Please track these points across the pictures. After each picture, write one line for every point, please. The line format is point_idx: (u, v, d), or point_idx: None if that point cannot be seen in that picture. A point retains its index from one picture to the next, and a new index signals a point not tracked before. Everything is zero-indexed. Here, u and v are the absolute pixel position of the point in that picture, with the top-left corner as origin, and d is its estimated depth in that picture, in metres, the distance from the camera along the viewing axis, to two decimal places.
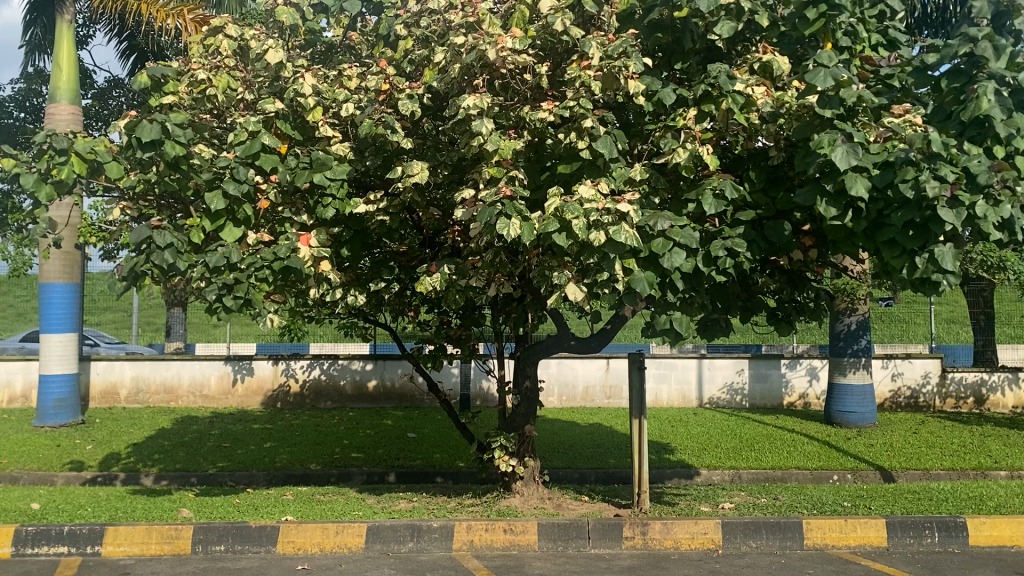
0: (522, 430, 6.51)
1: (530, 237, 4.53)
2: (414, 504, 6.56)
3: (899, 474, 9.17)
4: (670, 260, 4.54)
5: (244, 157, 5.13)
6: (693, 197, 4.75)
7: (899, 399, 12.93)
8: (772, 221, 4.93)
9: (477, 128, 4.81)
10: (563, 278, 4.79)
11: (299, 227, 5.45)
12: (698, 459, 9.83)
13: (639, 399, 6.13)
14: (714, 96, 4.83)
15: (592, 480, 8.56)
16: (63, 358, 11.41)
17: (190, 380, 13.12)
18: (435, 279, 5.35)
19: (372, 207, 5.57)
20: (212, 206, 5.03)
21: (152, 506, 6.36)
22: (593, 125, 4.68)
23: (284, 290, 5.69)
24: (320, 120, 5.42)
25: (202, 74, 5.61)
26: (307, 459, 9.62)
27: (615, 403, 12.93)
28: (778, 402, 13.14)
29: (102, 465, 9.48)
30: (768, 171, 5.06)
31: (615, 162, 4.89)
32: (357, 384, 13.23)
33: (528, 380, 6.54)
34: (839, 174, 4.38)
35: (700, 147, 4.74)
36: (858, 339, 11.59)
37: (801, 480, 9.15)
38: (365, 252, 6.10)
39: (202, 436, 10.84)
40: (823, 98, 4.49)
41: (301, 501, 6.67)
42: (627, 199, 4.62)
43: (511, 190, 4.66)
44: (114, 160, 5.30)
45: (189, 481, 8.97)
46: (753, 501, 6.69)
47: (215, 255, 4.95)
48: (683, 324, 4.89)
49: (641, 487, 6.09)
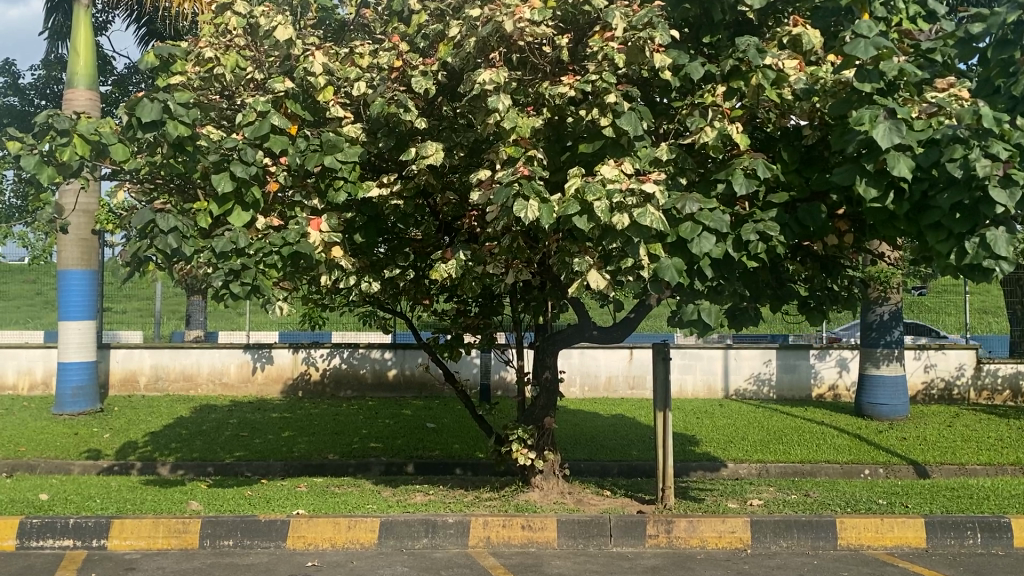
0: (542, 422, 6.27)
1: (549, 220, 4.30)
2: (430, 497, 6.36)
3: (932, 470, 8.85)
4: (698, 246, 4.30)
5: (253, 138, 4.93)
6: (722, 177, 4.48)
7: (931, 392, 12.56)
8: (807, 204, 4.64)
9: (493, 105, 4.57)
10: (584, 265, 4.60)
11: (310, 213, 5.24)
12: (724, 451, 9.57)
13: (663, 390, 5.86)
14: (743, 72, 4.55)
15: (614, 473, 8.35)
16: (80, 346, 11.33)
17: (209, 368, 13.03)
18: (450, 265, 5.15)
19: (386, 191, 5.35)
20: (219, 188, 4.82)
21: (162, 498, 6.22)
22: (616, 101, 4.43)
23: (294, 277, 5.49)
24: (331, 100, 5.22)
25: (209, 52, 5.41)
26: (326, 448, 9.47)
27: (638, 393, 12.66)
28: (806, 394, 12.80)
29: (119, 454, 9.39)
30: (801, 151, 4.76)
31: (641, 141, 4.62)
32: (376, 373, 13.07)
33: (547, 371, 6.27)
34: (880, 153, 4.09)
35: (730, 125, 4.45)
36: (890, 330, 11.23)
37: (830, 475, 8.86)
38: (379, 238, 5.88)
39: (221, 425, 10.73)
40: (861, 72, 4.21)
41: (315, 494, 6.50)
42: (653, 178, 4.37)
43: (529, 170, 4.43)
44: (119, 142, 5.12)
45: (206, 470, 8.86)
46: (782, 497, 6.43)
47: (222, 240, 4.74)
48: (712, 313, 4.63)
49: (665, 483, 5.86)
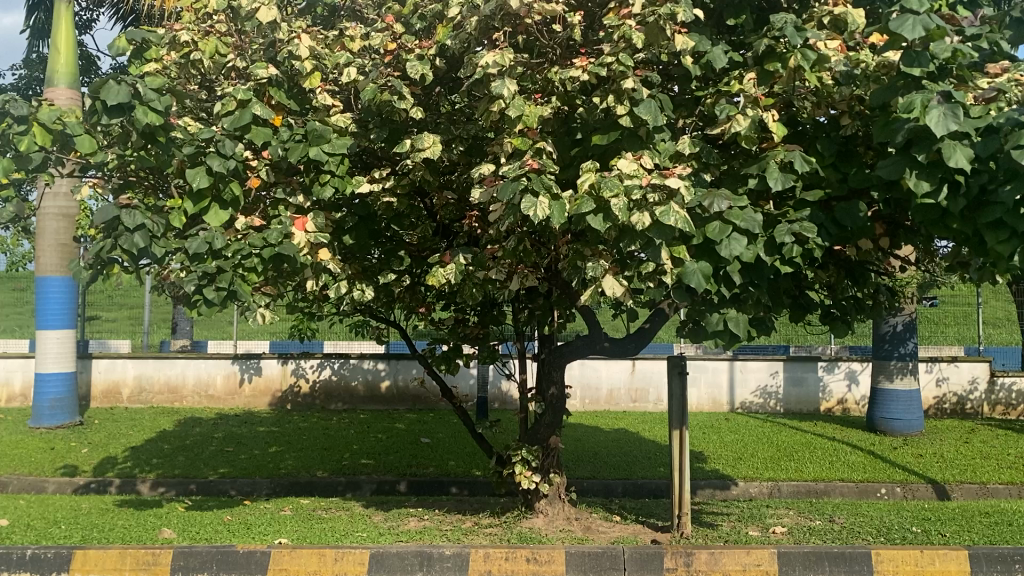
0: (546, 441, 5.79)
1: (560, 220, 3.83)
2: (425, 524, 5.88)
3: (953, 490, 8.39)
4: (727, 248, 3.84)
5: (233, 129, 4.51)
6: (754, 171, 4.00)
7: (944, 406, 12.12)
8: (845, 202, 4.21)
9: (497, 91, 4.05)
10: (598, 270, 4.13)
11: (294, 211, 4.78)
12: (733, 468, 9.09)
13: (679, 408, 5.39)
14: (779, 53, 4.08)
15: (619, 492, 7.87)
16: (59, 356, 10.84)
17: (195, 379, 12.51)
18: (449, 270, 4.71)
19: (377, 187, 4.90)
20: (193, 184, 4.38)
21: (134, 524, 5.71)
22: (634, 87, 3.93)
23: (277, 283, 4.97)
24: (317, 86, 4.78)
25: (186, 35, 4.95)
26: (315, 465, 8.95)
27: (641, 406, 12.16)
28: (814, 408, 12.32)
29: (96, 470, 8.87)
30: (839, 144, 4.30)
31: (660, 132, 4.15)
32: (369, 385, 12.56)
33: (553, 386, 5.78)
34: (933, 142, 3.63)
35: (764, 113, 3.98)
36: (905, 341, 10.75)
37: (845, 495, 8.39)
38: (371, 241, 5.36)
39: (205, 439, 10.20)
40: (909, 55, 3.75)
41: (300, 519, 6.01)
42: (677, 172, 3.91)
43: (538, 163, 3.95)
44: (86, 132, 4.60)
45: (188, 488, 8.34)
46: (806, 524, 5.94)
47: (196, 240, 4.31)
48: (740, 324, 4.22)
49: (681, 509, 5.42)
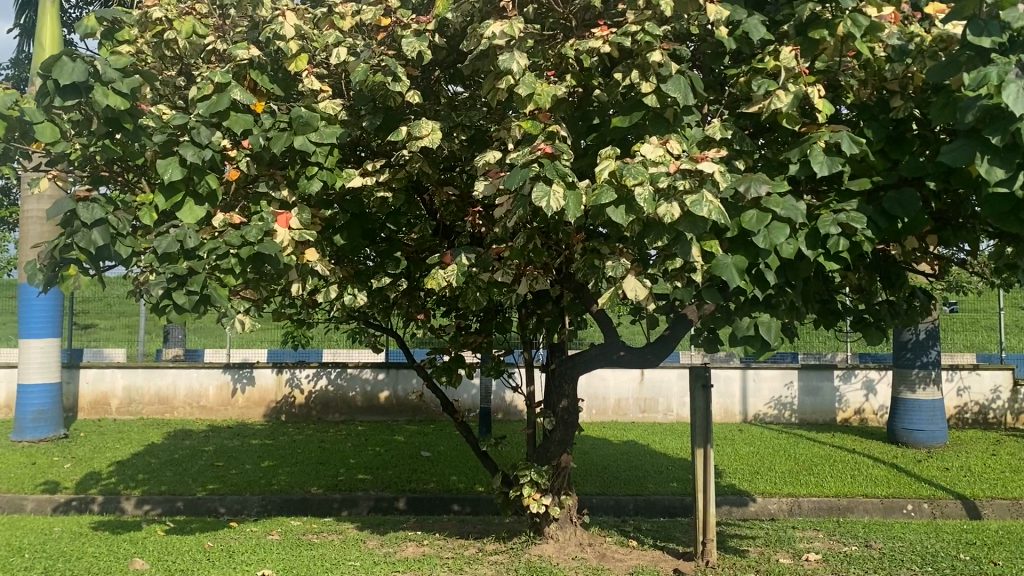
0: (557, 461, 5.29)
1: (576, 212, 3.35)
2: (423, 550, 5.39)
3: (984, 506, 7.86)
4: (767, 238, 3.35)
5: (208, 116, 4.03)
6: (796, 156, 3.59)
7: (965, 416, 11.60)
8: (897, 193, 3.74)
9: (505, 65, 3.59)
10: (618, 270, 3.67)
11: (278, 206, 4.29)
12: (750, 483, 8.57)
13: (703, 422, 4.89)
14: (826, 20, 3.66)
15: (631, 510, 7.38)
16: (44, 366, 10.41)
17: (186, 390, 12.03)
18: (449, 271, 4.20)
19: (370, 179, 4.40)
20: (164, 176, 3.91)
21: (106, 553, 5.22)
22: (662, 61, 3.45)
23: (259, 287, 4.49)
24: (304, 69, 4.31)
25: (158, 12, 4.50)
26: (308, 481, 8.45)
27: (651, 417, 11.66)
28: (830, 418, 11.84)
29: (78, 486, 8.37)
30: (889, 128, 3.85)
31: (688, 115, 3.67)
32: (367, 395, 12.06)
33: (564, 399, 5.28)
34: (1011, 122, 3.13)
35: (809, 88, 3.63)
36: (927, 350, 10.22)
37: (869, 512, 7.88)
38: (365, 240, 4.87)
39: (195, 453, 9.72)
40: (976, 23, 3.29)
41: (289, 545, 5.52)
42: (710, 157, 3.44)
43: (551, 147, 3.48)
44: (48, 120, 4.04)
45: (174, 506, 7.83)
46: (840, 550, 5.44)
47: (166, 239, 3.82)
48: (772, 329, 3.73)
49: (706, 535, 4.93)
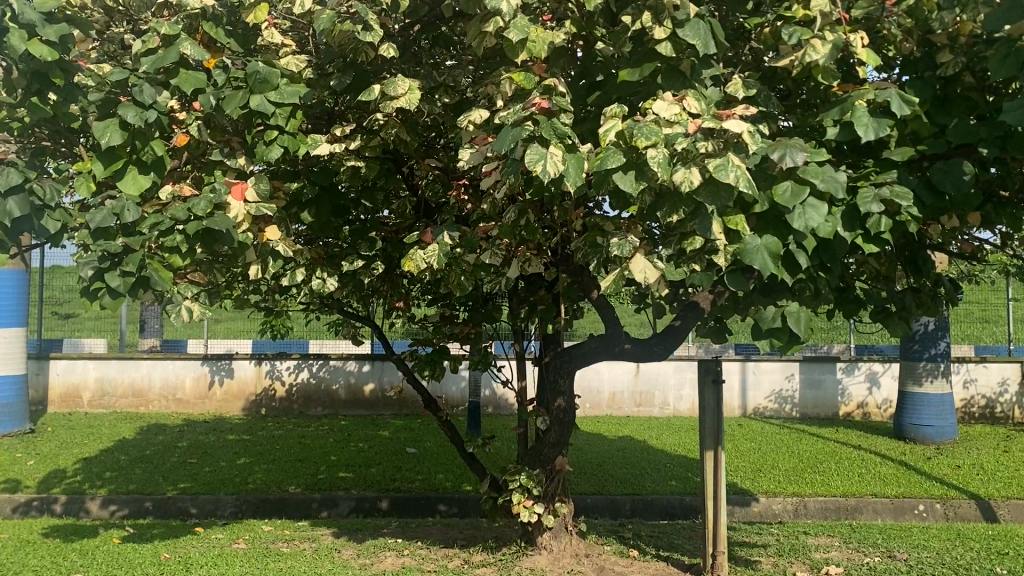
0: (551, 464, 4.79)
1: (577, 180, 2.83)
2: (403, 562, 4.89)
3: (1001, 508, 7.41)
4: (803, 217, 2.85)
5: (153, 72, 3.49)
6: (834, 118, 3.07)
7: (972, 410, 11.13)
8: (945, 163, 3.23)
9: (493, 5, 3.06)
10: (625, 249, 3.16)
11: (236, 177, 3.76)
12: (753, 482, 8.09)
13: (714, 423, 4.41)
14: None
15: (628, 511, 6.91)
16: (8, 357, 9.79)
17: (162, 382, 11.48)
18: (429, 252, 3.66)
19: (340, 147, 3.89)
20: (101, 141, 3.34)
21: (51, 566, 4.68)
22: (679, 2, 2.95)
23: (215, 270, 3.96)
24: (265, 21, 3.77)
25: None
26: (286, 479, 7.94)
27: (647, 412, 11.19)
28: (832, 412, 11.38)
29: (41, 486, 7.79)
30: (935, 88, 3.35)
31: (707, 69, 3.15)
32: (351, 388, 11.54)
33: (560, 397, 4.76)
34: None
35: (849, 37, 3.11)
36: (936, 342, 9.63)
37: (879, 513, 7.42)
38: (337, 219, 4.34)
39: (167, 450, 9.16)
40: None
41: (256, 555, 5.00)
42: (736, 114, 2.93)
43: (548, 102, 2.97)
44: None
45: (143, 506, 7.27)
46: (862, 561, 4.96)
47: (99, 212, 3.28)
48: (802, 321, 3.27)
49: (717, 547, 4.46)
